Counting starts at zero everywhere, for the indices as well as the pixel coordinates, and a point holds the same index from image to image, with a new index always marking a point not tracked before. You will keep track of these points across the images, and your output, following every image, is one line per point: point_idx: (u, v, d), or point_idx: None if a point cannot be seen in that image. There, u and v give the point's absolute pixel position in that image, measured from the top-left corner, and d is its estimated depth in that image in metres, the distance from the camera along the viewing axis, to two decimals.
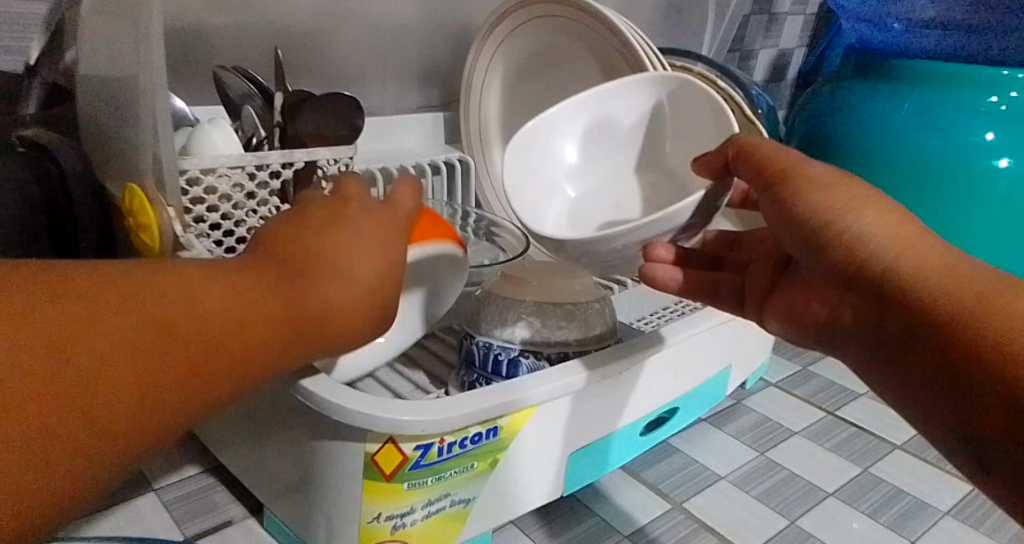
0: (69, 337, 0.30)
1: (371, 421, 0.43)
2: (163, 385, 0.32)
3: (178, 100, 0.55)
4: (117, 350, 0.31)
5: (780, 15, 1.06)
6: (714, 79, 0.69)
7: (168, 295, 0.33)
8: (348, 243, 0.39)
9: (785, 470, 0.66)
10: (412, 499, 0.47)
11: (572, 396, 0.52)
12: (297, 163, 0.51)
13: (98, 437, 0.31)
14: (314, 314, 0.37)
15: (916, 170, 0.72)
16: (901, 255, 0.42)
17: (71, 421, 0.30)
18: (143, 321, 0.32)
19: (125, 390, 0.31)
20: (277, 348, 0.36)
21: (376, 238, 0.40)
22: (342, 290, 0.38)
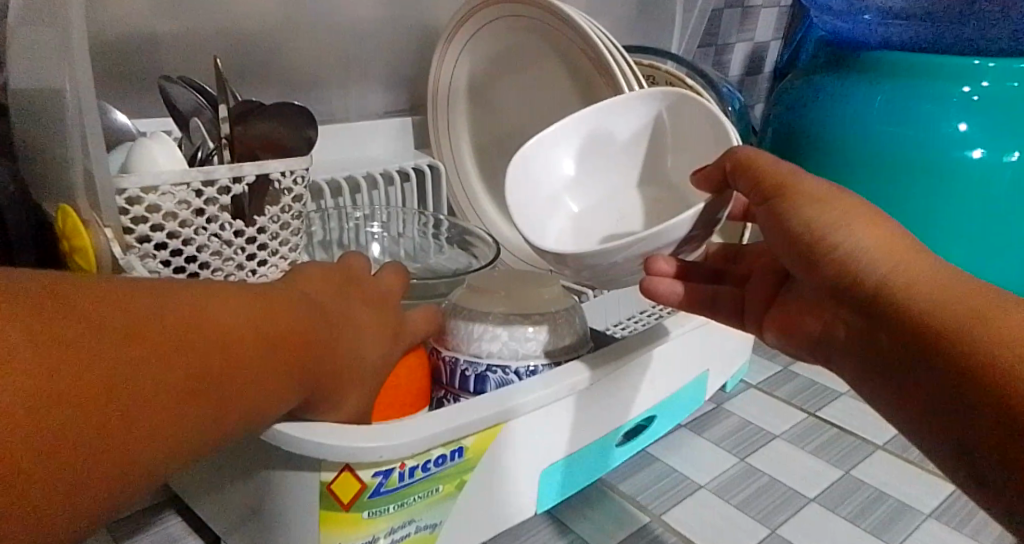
0: (85, 348, 0.29)
1: (326, 450, 0.41)
2: (150, 429, 0.30)
3: (120, 114, 0.52)
4: (156, 361, 0.31)
5: (753, 9, 1.04)
6: (681, 77, 0.67)
7: (163, 330, 0.32)
8: (363, 318, 0.43)
9: (766, 476, 0.64)
10: (373, 528, 0.45)
11: (543, 410, 0.50)
12: (247, 176, 0.48)
13: (70, 479, 0.28)
14: (330, 364, 0.40)
15: (890, 162, 0.71)
16: (872, 257, 0.40)
17: (107, 430, 0.29)
18: (179, 338, 0.32)
19: (109, 431, 0.29)
20: (291, 380, 0.37)
21: (380, 311, 0.45)
22: (351, 368, 0.42)
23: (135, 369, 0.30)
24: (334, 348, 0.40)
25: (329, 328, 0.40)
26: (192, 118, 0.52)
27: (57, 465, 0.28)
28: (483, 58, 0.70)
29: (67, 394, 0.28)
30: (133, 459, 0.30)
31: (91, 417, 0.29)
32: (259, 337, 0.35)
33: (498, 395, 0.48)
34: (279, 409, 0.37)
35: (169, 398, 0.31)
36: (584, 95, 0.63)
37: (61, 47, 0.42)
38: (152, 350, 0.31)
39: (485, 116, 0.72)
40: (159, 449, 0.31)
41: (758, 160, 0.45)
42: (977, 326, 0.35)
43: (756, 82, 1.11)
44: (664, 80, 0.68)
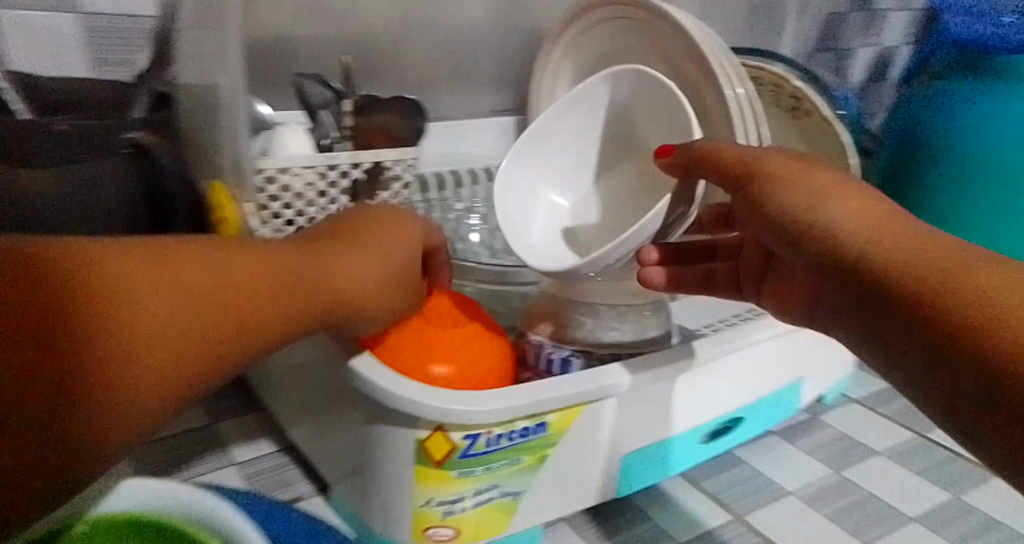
0: (94, 291, 0.34)
1: (420, 408, 0.45)
2: (147, 364, 0.35)
3: (265, 106, 0.59)
4: (164, 292, 0.37)
5: (880, 10, 1.03)
6: (790, 78, 0.70)
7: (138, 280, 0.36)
8: (365, 240, 0.47)
9: (863, 490, 0.63)
10: (460, 487, 0.48)
11: (625, 397, 0.52)
12: (365, 163, 0.54)
13: (92, 418, 0.34)
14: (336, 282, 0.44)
15: (999, 163, 0.75)
16: (862, 229, 0.40)
17: (134, 353, 0.35)
18: (181, 273, 0.38)
19: (108, 371, 0.34)
20: (298, 298, 0.42)
21: (386, 233, 0.48)
22: (349, 290, 0.44)
23: (114, 317, 0.35)
24: (320, 274, 0.43)
25: (327, 251, 0.45)
26: (320, 111, 0.57)
27: (71, 408, 0.33)
28: (588, 61, 0.74)
29: (58, 350, 0.33)
30: (140, 391, 0.35)
31: (115, 349, 0.34)
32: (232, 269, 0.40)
33: (576, 378, 0.50)
34: (274, 333, 0.41)
35: (153, 334, 0.36)
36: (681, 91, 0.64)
37: (221, 44, 0.49)
38: (127, 297, 0.35)
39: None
40: (160, 380, 0.36)
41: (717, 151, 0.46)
42: (973, 295, 0.35)
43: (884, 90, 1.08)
44: (770, 82, 0.72)
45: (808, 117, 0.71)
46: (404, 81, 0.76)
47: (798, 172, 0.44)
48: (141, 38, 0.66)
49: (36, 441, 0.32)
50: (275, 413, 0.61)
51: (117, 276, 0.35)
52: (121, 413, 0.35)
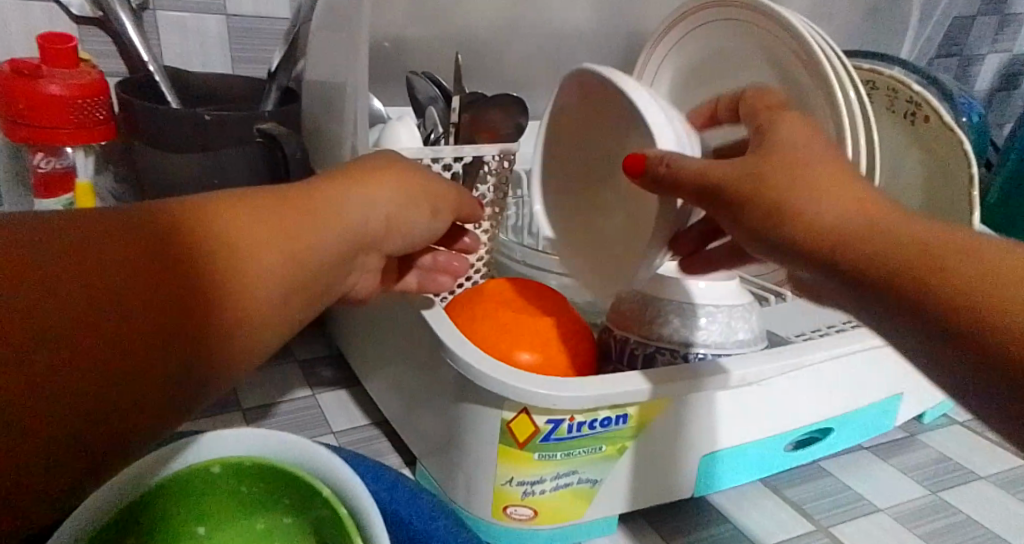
0: (180, 246, 0.32)
1: (506, 389, 0.47)
2: (249, 289, 0.34)
3: (379, 101, 0.63)
4: (241, 239, 0.34)
5: (1015, 16, 1.04)
6: (906, 83, 0.69)
7: (216, 210, 0.34)
8: (387, 179, 0.45)
9: (961, 513, 0.61)
10: (541, 469, 0.50)
11: (706, 396, 0.53)
12: (467, 157, 0.57)
13: (210, 346, 0.32)
14: (369, 222, 0.43)
15: None
16: (849, 214, 0.38)
17: (235, 300, 0.33)
18: (247, 218, 0.35)
19: (220, 297, 0.32)
20: (348, 235, 0.41)
21: (398, 172, 0.46)
22: (384, 225, 0.45)
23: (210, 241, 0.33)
24: (366, 205, 0.43)
25: (355, 189, 0.43)
26: (429, 108, 0.61)
27: (196, 332, 0.31)
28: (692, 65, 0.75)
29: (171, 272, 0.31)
30: (247, 316, 0.34)
31: (218, 299, 0.32)
32: (295, 198, 0.39)
33: (648, 375, 0.51)
34: (338, 268, 0.41)
35: (248, 258, 0.34)
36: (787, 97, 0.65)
37: (349, 41, 0.53)
38: (213, 224, 0.34)
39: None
40: (264, 307, 0.35)
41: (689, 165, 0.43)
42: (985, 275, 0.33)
43: (1009, 98, 1.09)
44: (885, 85, 0.70)
45: (926, 123, 0.68)
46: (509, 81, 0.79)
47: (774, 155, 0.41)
48: (276, 38, 0.72)
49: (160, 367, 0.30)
50: (371, 388, 0.65)
51: (193, 208, 0.34)
52: (235, 339, 0.33)
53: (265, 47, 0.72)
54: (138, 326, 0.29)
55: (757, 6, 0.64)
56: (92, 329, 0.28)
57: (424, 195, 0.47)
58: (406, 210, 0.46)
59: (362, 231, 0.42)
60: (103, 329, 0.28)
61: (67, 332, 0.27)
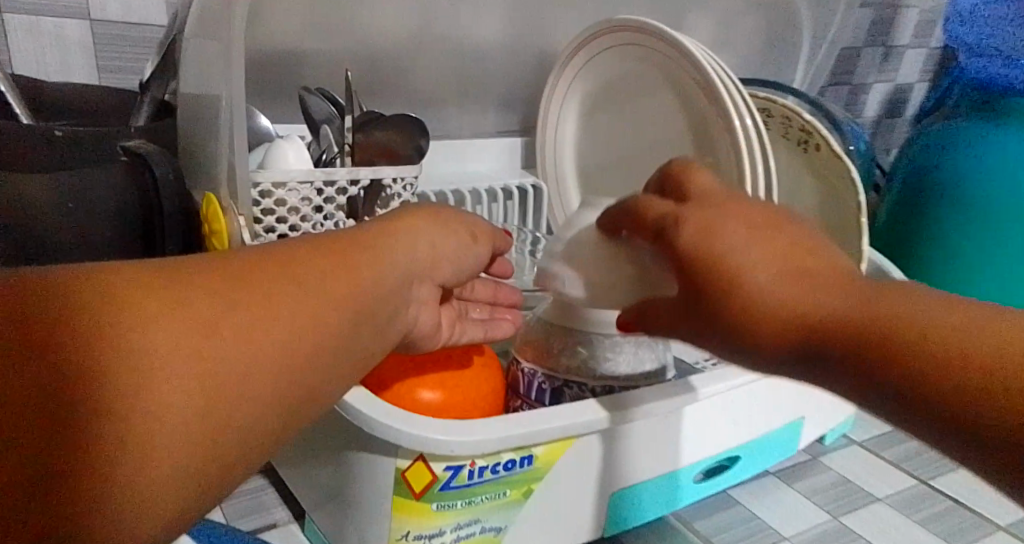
0: (170, 310, 0.30)
1: (402, 436, 0.44)
2: (255, 370, 0.32)
3: (265, 119, 0.58)
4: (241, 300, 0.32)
5: (898, 49, 1.08)
6: (799, 112, 0.69)
7: (209, 287, 0.32)
8: (415, 223, 0.43)
9: (862, 538, 0.61)
10: (440, 521, 0.47)
11: (614, 433, 0.50)
12: (363, 180, 0.53)
13: (219, 442, 0.30)
14: (403, 267, 0.41)
15: (996, 215, 0.74)
16: (820, 306, 0.36)
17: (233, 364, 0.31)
18: (251, 278, 0.33)
19: (214, 387, 0.30)
20: (374, 283, 0.38)
21: (423, 216, 0.44)
22: (426, 263, 0.43)
23: (204, 326, 0.30)
24: (398, 247, 0.41)
25: (379, 236, 0.41)
26: (323, 127, 0.57)
27: (187, 428, 0.29)
28: (592, 87, 0.74)
29: (161, 373, 0.29)
30: (259, 400, 0.32)
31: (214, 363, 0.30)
32: (304, 256, 0.36)
33: (576, 409, 0.48)
34: (381, 312, 0.39)
35: (252, 339, 0.32)
36: (690, 122, 0.64)
37: (223, 53, 0.48)
38: (209, 304, 0.31)
39: (589, 137, 0.75)
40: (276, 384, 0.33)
41: (657, 305, 0.43)
42: (982, 351, 0.32)
43: (893, 124, 1.14)
44: (779, 114, 0.70)
45: (818, 151, 0.68)
46: (407, 99, 0.76)
47: (715, 264, 0.38)
48: (150, 46, 0.66)
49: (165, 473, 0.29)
50: None
51: (182, 284, 0.31)
52: (250, 426, 0.32)
53: (135, 55, 0.65)
54: (127, 441, 0.28)
55: (659, 33, 0.63)
56: (76, 452, 0.26)
57: (459, 232, 0.46)
58: (444, 243, 0.44)
59: (398, 272, 0.40)
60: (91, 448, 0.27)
61: (49, 440, 0.26)
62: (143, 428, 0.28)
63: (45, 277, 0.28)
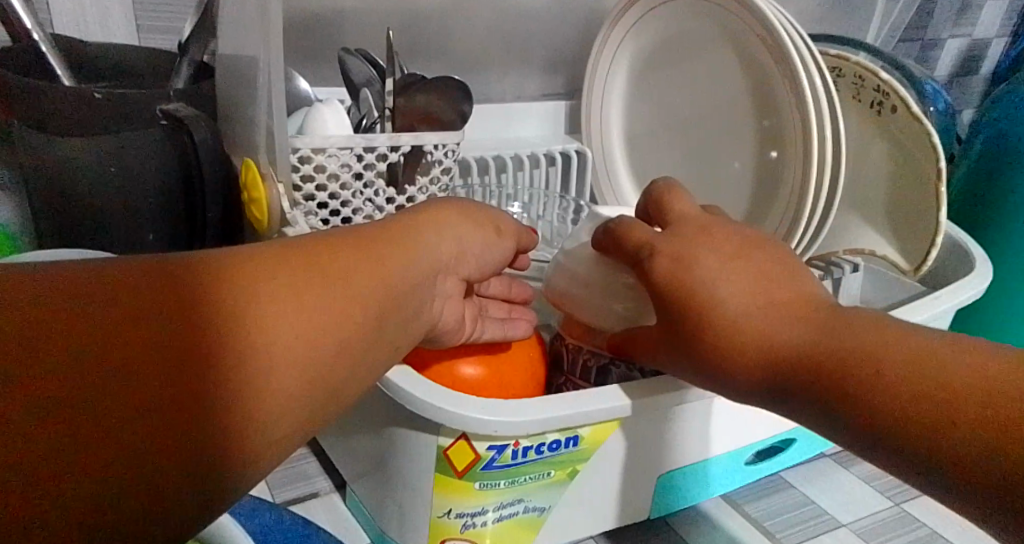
0: (200, 300, 0.29)
1: (442, 415, 0.42)
2: (271, 368, 0.30)
3: (304, 81, 0.57)
4: (272, 289, 0.31)
5: (975, 2, 1.01)
6: (874, 70, 0.64)
7: (226, 279, 0.30)
8: (444, 215, 0.42)
9: (924, 527, 0.58)
10: (483, 500, 0.45)
11: (664, 414, 0.48)
12: (404, 146, 0.51)
13: (256, 434, 0.30)
14: (433, 260, 0.40)
15: None
16: (818, 337, 0.37)
17: (267, 355, 0.30)
18: (284, 264, 0.32)
19: (247, 378, 0.29)
20: (405, 273, 0.37)
21: (454, 209, 0.44)
22: (450, 258, 0.41)
23: (220, 320, 0.29)
24: (423, 244, 0.40)
25: (410, 228, 0.40)
26: (363, 90, 0.55)
27: (223, 417, 0.28)
28: (647, 45, 0.70)
29: (175, 367, 0.27)
30: (275, 399, 0.30)
31: (244, 353, 0.29)
32: (336, 248, 0.35)
33: (625, 389, 0.46)
34: (411, 302, 0.38)
35: (269, 336, 0.30)
36: (754, 81, 0.60)
37: (260, 12, 0.46)
38: (226, 296, 0.30)
39: (643, 100, 0.72)
40: (295, 385, 0.31)
41: (633, 333, 0.46)
42: (926, 367, 0.34)
43: (967, 84, 1.07)
44: (852, 73, 0.66)
45: (894, 113, 0.64)
46: (451, 60, 0.73)
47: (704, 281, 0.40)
48: (188, 6, 0.64)
49: (179, 472, 0.27)
50: None
51: (214, 270, 0.30)
52: (267, 427, 0.30)
53: (173, 14, 0.64)
54: (138, 438, 0.26)
55: None
56: (104, 438, 0.25)
57: (490, 222, 0.45)
58: (474, 232, 0.43)
59: (428, 264, 0.39)
60: (100, 444, 0.25)
61: (85, 426, 0.25)
62: (155, 422, 0.26)
63: (56, 274, 0.28)
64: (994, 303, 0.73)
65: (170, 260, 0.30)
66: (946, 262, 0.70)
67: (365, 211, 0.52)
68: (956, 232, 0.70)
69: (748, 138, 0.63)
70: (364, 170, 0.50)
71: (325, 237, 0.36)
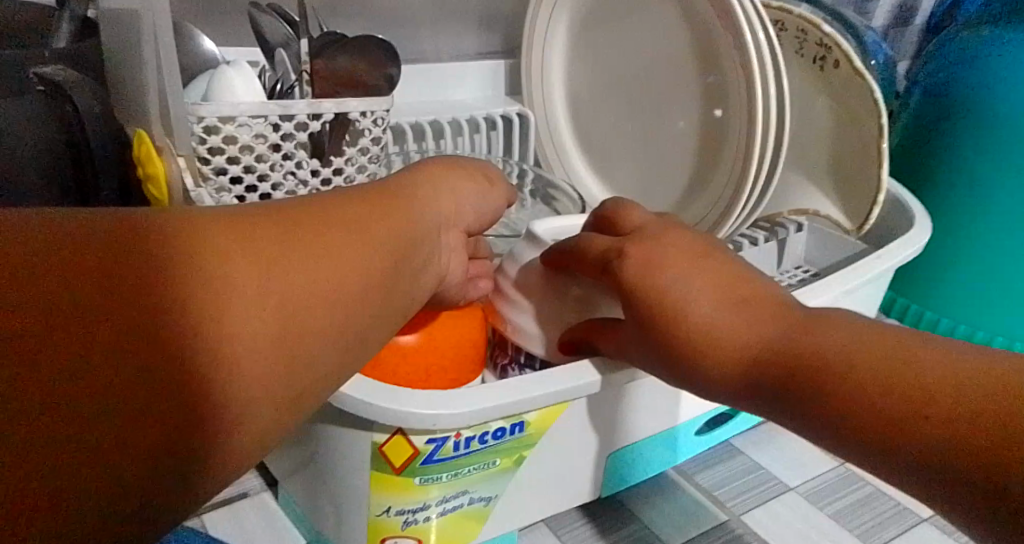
0: (194, 259, 0.26)
1: (378, 412, 0.38)
2: (248, 338, 0.27)
3: (211, 43, 0.51)
4: (272, 257, 0.29)
5: None
6: (818, 23, 0.61)
7: (200, 237, 0.27)
8: (442, 176, 0.40)
9: (870, 485, 0.58)
10: (425, 495, 0.42)
11: (614, 393, 0.46)
12: (327, 115, 0.46)
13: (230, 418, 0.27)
14: (434, 221, 0.38)
15: (1007, 154, 0.67)
16: (809, 327, 0.36)
17: (255, 331, 0.27)
18: (284, 228, 0.30)
19: (231, 355, 0.26)
20: (403, 247, 0.35)
21: (450, 170, 0.41)
22: (450, 214, 0.39)
23: (193, 278, 0.26)
24: (423, 199, 0.38)
25: (412, 191, 0.37)
26: (276, 50, 0.50)
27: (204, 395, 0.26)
28: None
29: (161, 330, 0.25)
30: (250, 378, 0.27)
31: (235, 326, 0.27)
32: (330, 213, 0.32)
33: (594, 365, 0.44)
34: (410, 275, 0.35)
35: (238, 310, 0.27)
36: (696, 34, 0.58)
37: None
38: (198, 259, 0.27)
39: (581, 56, 0.68)
40: (259, 369, 0.27)
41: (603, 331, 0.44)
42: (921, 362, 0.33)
43: (902, 35, 1.06)
44: (794, 26, 0.64)
45: (836, 68, 0.62)
46: (374, 16, 0.68)
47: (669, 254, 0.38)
48: None
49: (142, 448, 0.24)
50: None
51: (213, 229, 0.28)
52: (240, 407, 0.27)
53: None
54: (112, 402, 0.23)
55: None
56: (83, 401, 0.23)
57: (484, 181, 0.43)
58: (470, 188, 0.42)
59: (426, 226, 0.37)
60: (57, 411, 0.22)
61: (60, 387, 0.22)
62: (128, 389, 0.24)
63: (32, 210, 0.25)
64: (935, 255, 0.73)
65: (171, 215, 0.27)
66: (887, 218, 0.69)
67: (285, 186, 0.47)
68: (899, 188, 0.69)
69: (692, 97, 0.60)
70: (283, 141, 0.45)
71: (310, 201, 0.32)
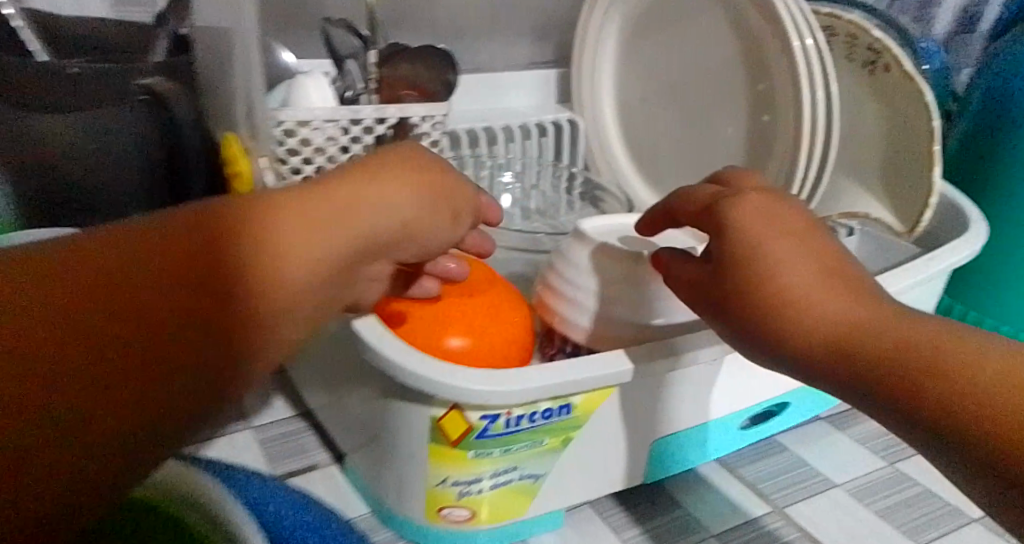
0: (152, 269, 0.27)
1: (431, 385, 0.42)
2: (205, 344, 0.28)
3: (289, 54, 0.56)
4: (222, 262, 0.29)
5: None
6: (866, 27, 0.63)
7: (157, 247, 0.28)
8: (395, 173, 0.38)
9: (918, 485, 0.58)
10: (478, 468, 0.45)
11: (657, 380, 0.48)
12: (390, 119, 0.50)
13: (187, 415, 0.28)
14: (378, 224, 0.36)
15: None
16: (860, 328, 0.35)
17: (209, 335, 0.28)
18: (234, 234, 0.30)
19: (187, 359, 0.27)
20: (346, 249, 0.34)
21: (404, 165, 0.38)
22: (400, 218, 0.37)
23: (148, 289, 0.27)
24: (363, 201, 0.35)
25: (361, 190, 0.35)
26: (347, 60, 0.54)
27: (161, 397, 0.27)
28: (638, 8, 0.69)
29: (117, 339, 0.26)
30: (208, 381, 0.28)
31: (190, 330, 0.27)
32: (274, 215, 0.32)
33: (633, 353, 0.47)
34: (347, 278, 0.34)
35: (204, 323, 0.28)
36: (742, 39, 0.60)
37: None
38: (134, 285, 0.27)
39: (634, 64, 0.71)
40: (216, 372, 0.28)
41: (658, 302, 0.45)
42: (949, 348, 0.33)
43: (966, 41, 1.06)
44: (844, 32, 0.65)
45: (888, 72, 0.63)
46: (434, 29, 0.73)
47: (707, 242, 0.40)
48: None
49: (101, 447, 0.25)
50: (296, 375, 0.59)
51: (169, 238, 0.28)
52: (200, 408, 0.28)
53: None
54: (67, 407, 0.25)
55: None
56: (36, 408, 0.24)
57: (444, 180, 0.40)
58: (429, 186, 0.39)
59: (369, 230, 0.35)
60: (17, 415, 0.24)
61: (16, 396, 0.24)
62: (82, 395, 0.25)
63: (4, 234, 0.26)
64: (992, 261, 0.73)
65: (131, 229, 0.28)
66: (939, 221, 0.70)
67: None
68: (954, 192, 0.69)
69: (741, 101, 0.62)
70: (351, 143, 0.50)
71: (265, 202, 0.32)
